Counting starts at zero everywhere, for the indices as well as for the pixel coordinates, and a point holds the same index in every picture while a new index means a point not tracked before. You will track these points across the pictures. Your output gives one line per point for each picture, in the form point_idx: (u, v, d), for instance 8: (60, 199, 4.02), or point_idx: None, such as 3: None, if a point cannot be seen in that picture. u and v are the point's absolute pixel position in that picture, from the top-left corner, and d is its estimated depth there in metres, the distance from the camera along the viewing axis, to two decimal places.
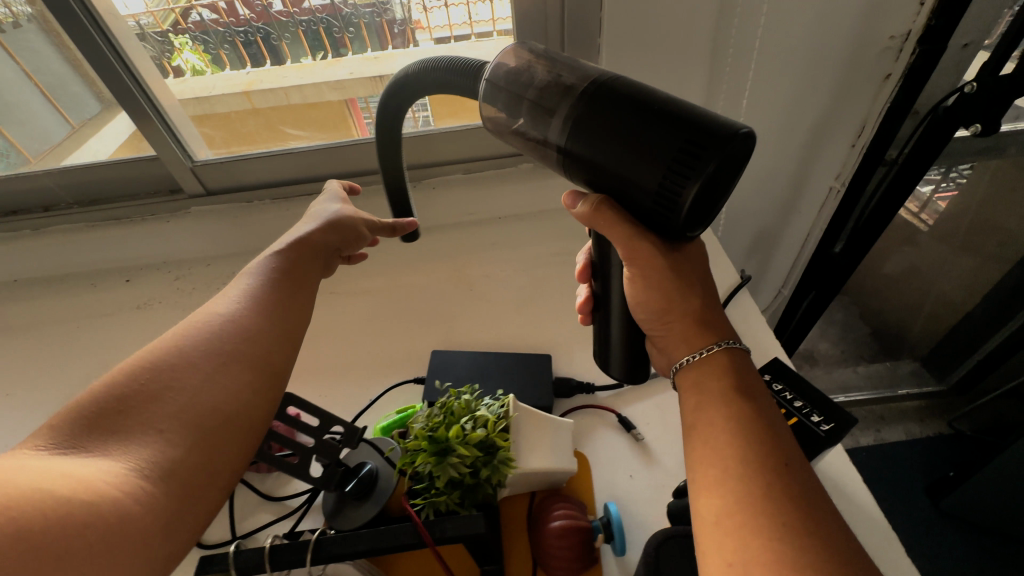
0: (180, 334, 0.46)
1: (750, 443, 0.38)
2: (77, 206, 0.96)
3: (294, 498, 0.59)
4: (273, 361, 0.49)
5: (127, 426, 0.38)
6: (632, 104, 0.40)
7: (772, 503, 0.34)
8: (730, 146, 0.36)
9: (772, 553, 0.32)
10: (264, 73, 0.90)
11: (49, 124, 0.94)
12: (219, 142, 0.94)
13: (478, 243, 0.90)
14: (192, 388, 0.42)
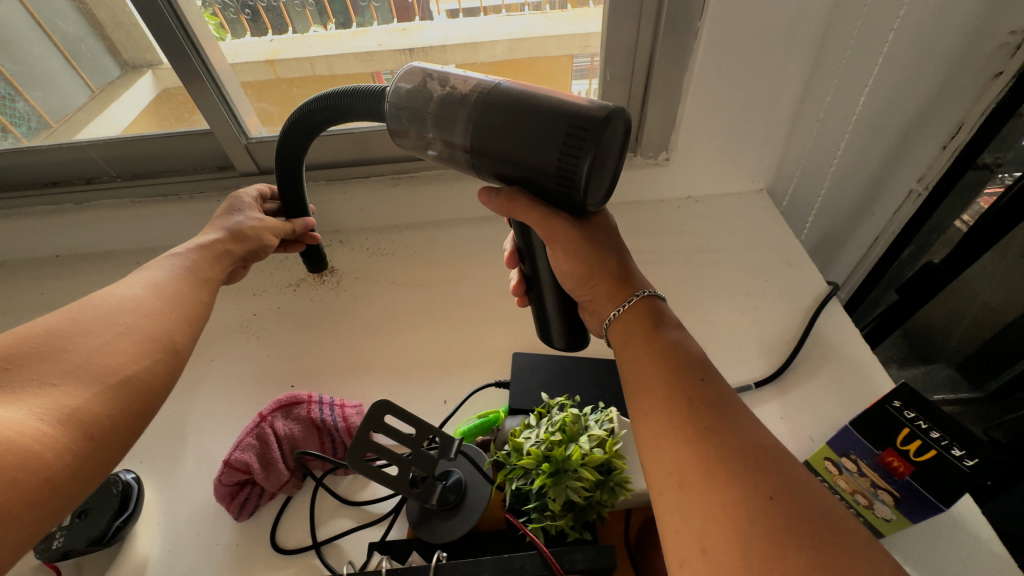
0: (76, 307, 0.43)
1: (681, 381, 0.42)
2: (119, 180, 0.91)
3: (375, 503, 0.57)
4: (183, 334, 0.48)
5: (12, 388, 0.36)
6: (517, 102, 0.44)
7: (707, 428, 0.38)
8: (607, 122, 0.41)
9: (714, 472, 0.36)
10: (287, 42, 0.86)
11: (68, 88, 0.90)
12: (276, 120, 0.88)
13: None
14: (89, 351, 0.41)
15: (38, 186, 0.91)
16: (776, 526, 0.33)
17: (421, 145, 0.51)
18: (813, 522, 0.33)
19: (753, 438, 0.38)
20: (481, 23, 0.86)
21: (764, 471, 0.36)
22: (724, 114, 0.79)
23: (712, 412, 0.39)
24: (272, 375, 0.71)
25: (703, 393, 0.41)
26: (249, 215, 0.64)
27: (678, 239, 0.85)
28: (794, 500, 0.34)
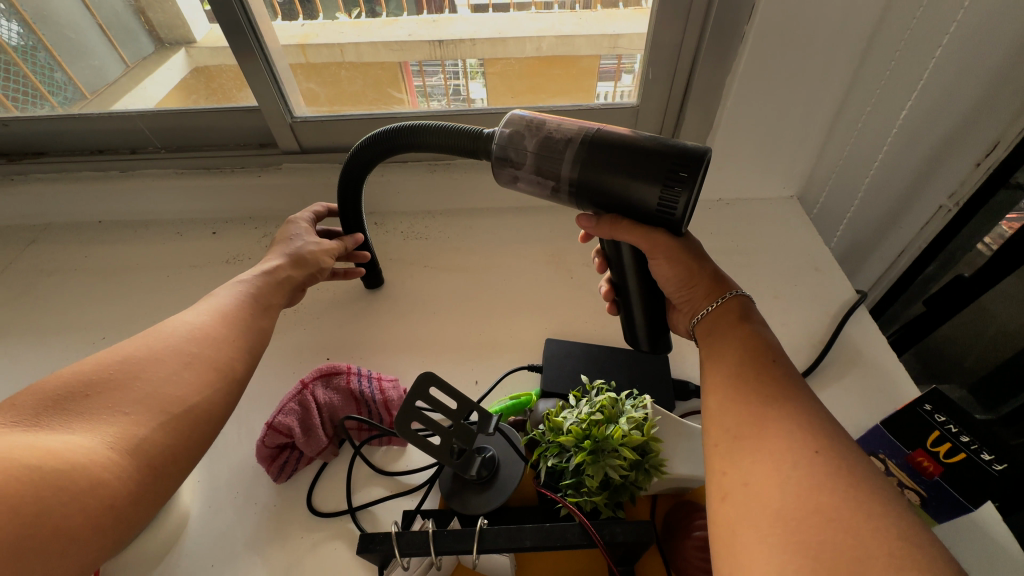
0: (148, 336, 0.44)
1: (754, 357, 0.44)
2: (164, 151, 0.93)
3: (409, 475, 0.59)
4: (240, 360, 0.48)
5: (84, 418, 0.37)
6: (612, 144, 0.47)
7: (771, 394, 0.41)
8: (705, 156, 0.44)
9: (770, 427, 0.38)
10: (320, 27, 0.85)
11: (103, 62, 0.92)
12: (322, 101, 0.91)
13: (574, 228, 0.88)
14: (157, 380, 0.41)
15: (86, 153, 0.94)
16: (822, 468, 0.34)
17: (522, 180, 0.52)
18: (859, 474, 0.34)
19: (811, 407, 0.39)
20: (510, 18, 0.86)
21: (817, 430, 0.37)
22: (763, 121, 0.80)
23: (779, 383, 0.42)
24: (310, 347, 0.74)
25: (775, 368, 0.43)
26: (306, 240, 0.66)
27: (709, 240, 0.86)
28: (840, 455, 0.35)
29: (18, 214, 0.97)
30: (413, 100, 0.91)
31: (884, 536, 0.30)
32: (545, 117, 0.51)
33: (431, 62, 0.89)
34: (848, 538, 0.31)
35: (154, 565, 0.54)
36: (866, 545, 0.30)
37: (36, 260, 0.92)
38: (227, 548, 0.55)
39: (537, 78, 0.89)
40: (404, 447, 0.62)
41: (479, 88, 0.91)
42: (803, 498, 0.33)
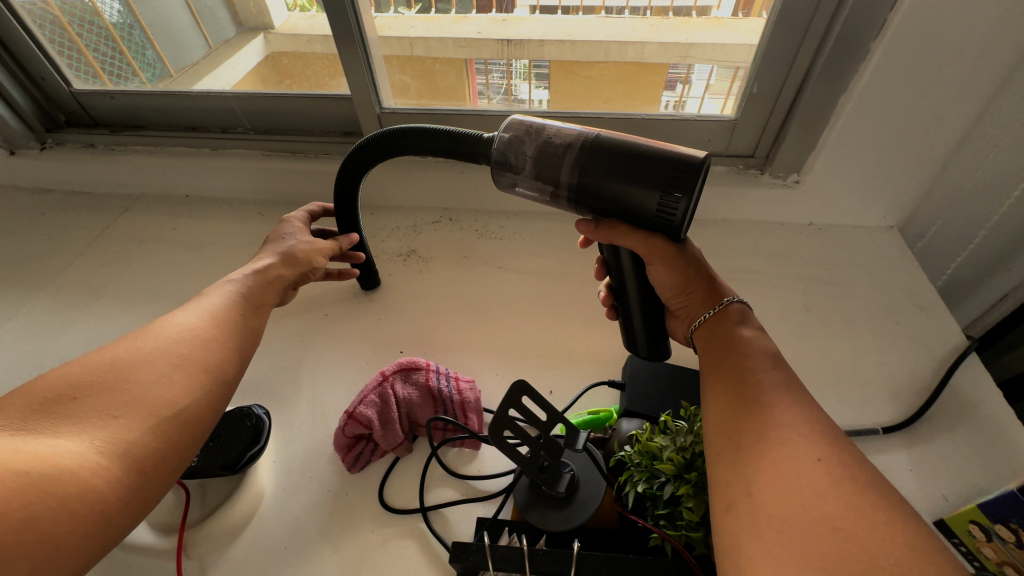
0: (138, 336, 0.42)
1: (752, 363, 0.42)
2: (252, 132, 0.96)
3: (481, 481, 0.58)
4: (232, 360, 0.46)
5: (69, 420, 0.35)
6: (609, 149, 0.44)
7: (769, 402, 0.38)
8: (704, 163, 0.41)
9: (774, 435, 0.36)
10: (391, 21, 0.85)
11: (187, 43, 0.96)
12: (412, 94, 0.91)
13: None
14: (147, 382, 0.39)
15: (180, 130, 0.98)
16: (826, 478, 0.32)
17: (519, 187, 0.50)
18: (871, 489, 0.32)
19: (814, 414, 0.37)
20: (580, 22, 0.84)
21: (824, 441, 0.35)
22: (872, 145, 0.75)
23: (779, 390, 0.39)
24: (385, 338, 0.74)
25: (776, 375, 0.40)
26: (299, 238, 0.63)
27: (799, 266, 0.81)
28: (850, 467, 0.33)
29: (114, 182, 1.01)
30: (473, 100, 0.90)
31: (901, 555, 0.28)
32: (540, 122, 0.49)
33: (497, 61, 0.89)
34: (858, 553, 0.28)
35: (229, 541, 0.54)
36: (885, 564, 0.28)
37: (127, 228, 0.96)
38: (299, 533, 0.55)
39: (636, 84, 0.86)
40: (476, 451, 0.61)
41: (534, 90, 0.90)
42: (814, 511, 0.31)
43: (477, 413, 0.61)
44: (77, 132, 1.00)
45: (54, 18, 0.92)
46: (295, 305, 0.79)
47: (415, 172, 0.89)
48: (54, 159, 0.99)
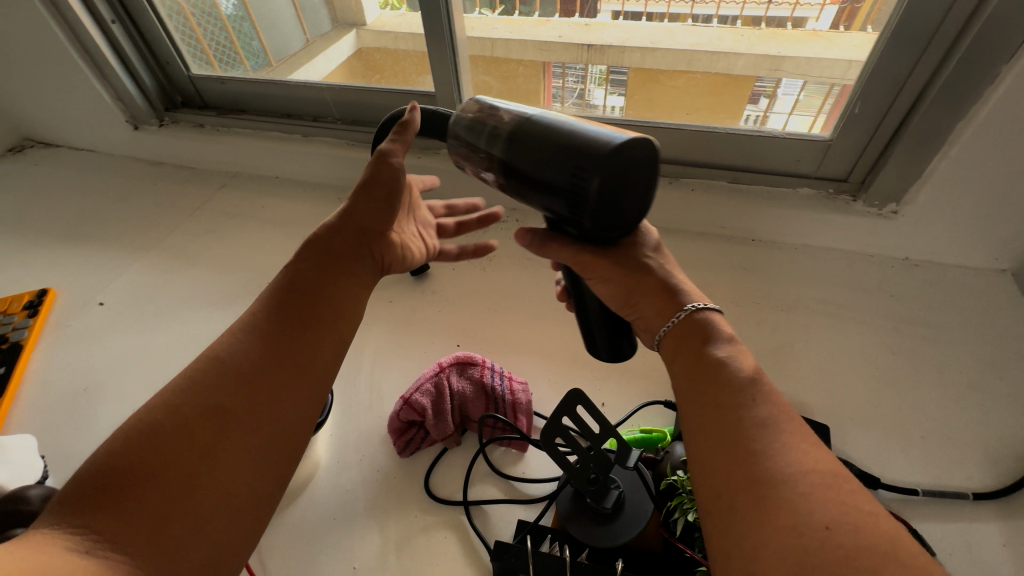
0: (190, 389, 0.40)
1: (730, 393, 0.38)
2: (340, 122, 1.02)
3: (524, 483, 0.58)
4: (295, 402, 0.42)
5: (131, 508, 0.34)
6: (530, 129, 0.41)
7: (754, 447, 0.35)
8: (618, 147, 0.36)
9: (767, 495, 0.33)
10: (476, 22, 0.87)
11: (288, 33, 1.04)
12: (493, 93, 0.92)
13: (726, 264, 0.82)
14: (202, 456, 0.37)
15: (277, 116, 1.06)
16: (836, 555, 0.29)
17: (472, 170, 0.50)
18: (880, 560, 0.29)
19: (814, 462, 0.34)
20: (666, 29, 0.82)
21: (820, 494, 0.32)
22: (990, 179, 0.67)
23: (763, 429, 0.36)
24: (444, 330, 0.76)
25: (756, 411, 0.37)
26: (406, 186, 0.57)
27: (889, 302, 0.75)
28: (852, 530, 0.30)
29: (215, 160, 1.10)
30: (548, 100, 0.91)
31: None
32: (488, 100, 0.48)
33: (575, 65, 0.89)
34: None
35: (284, 505, 0.58)
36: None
37: (222, 203, 1.04)
38: (348, 507, 0.57)
39: (723, 98, 0.82)
40: (521, 453, 0.61)
41: (604, 95, 0.89)
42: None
43: (527, 416, 0.61)
44: (190, 112, 1.10)
45: (180, 10, 1.02)
46: None
47: None
48: (169, 135, 1.09)
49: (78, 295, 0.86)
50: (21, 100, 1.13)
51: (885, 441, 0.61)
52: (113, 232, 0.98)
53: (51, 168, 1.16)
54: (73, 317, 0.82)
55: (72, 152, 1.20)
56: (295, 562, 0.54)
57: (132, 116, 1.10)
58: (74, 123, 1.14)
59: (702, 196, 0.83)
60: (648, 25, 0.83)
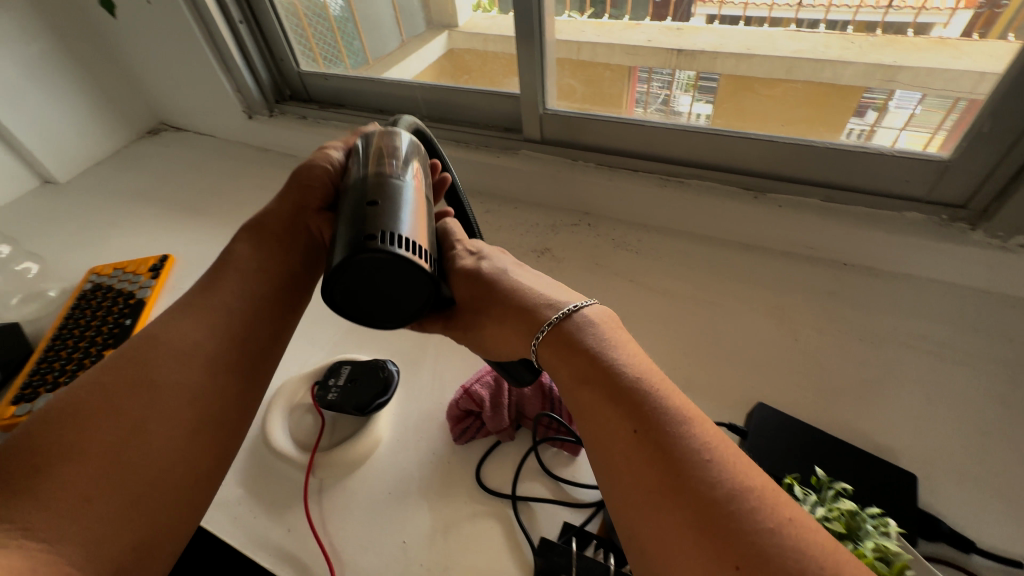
0: (99, 370, 0.44)
1: (608, 404, 0.38)
2: (427, 120, 1.07)
3: (574, 487, 0.58)
4: (206, 365, 0.47)
5: (51, 471, 0.37)
6: (352, 211, 0.44)
7: (634, 461, 0.35)
8: (358, 252, 0.40)
9: (658, 520, 0.33)
10: (562, 24, 0.86)
11: (386, 33, 1.14)
12: (577, 97, 0.91)
13: (809, 287, 0.76)
14: (114, 418, 0.41)
15: (371, 112, 1.13)
16: None
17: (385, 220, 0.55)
18: (776, 569, 0.29)
19: (706, 479, 0.33)
20: (765, 35, 0.78)
21: (710, 496, 0.32)
22: None
23: (635, 435, 0.36)
24: None
25: (649, 434, 0.35)
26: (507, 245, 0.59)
27: (1005, 348, 0.66)
28: (747, 534, 0.30)
29: (312, 149, 1.19)
30: (630, 107, 0.88)
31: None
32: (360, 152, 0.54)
33: (662, 70, 0.87)
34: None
35: (346, 472, 0.62)
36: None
37: None
38: (402, 484, 0.61)
39: (824, 112, 0.77)
40: (572, 457, 0.61)
41: (690, 101, 0.86)
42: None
43: None
44: (296, 104, 1.20)
45: (295, 11, 1.12)
46: None
47: (563, 175, 0.91)
48: (276, 125, 1.20)
49: (191, 264, 0.97)
50: (161, 89, 1.29)
51: (984, 500, 0.54)
52: (222, 209, 1.09)
53: (178, 150, 1.31)
54: (186, 282, 0.93)
55: (196, 137, 1.35)
56: (351, 526, 0.58)
57: (247, 106, 1.22)
58: (201, 111, 1.29)
59: (789, 213, 0.78)
60: (745, 31, 0.80)
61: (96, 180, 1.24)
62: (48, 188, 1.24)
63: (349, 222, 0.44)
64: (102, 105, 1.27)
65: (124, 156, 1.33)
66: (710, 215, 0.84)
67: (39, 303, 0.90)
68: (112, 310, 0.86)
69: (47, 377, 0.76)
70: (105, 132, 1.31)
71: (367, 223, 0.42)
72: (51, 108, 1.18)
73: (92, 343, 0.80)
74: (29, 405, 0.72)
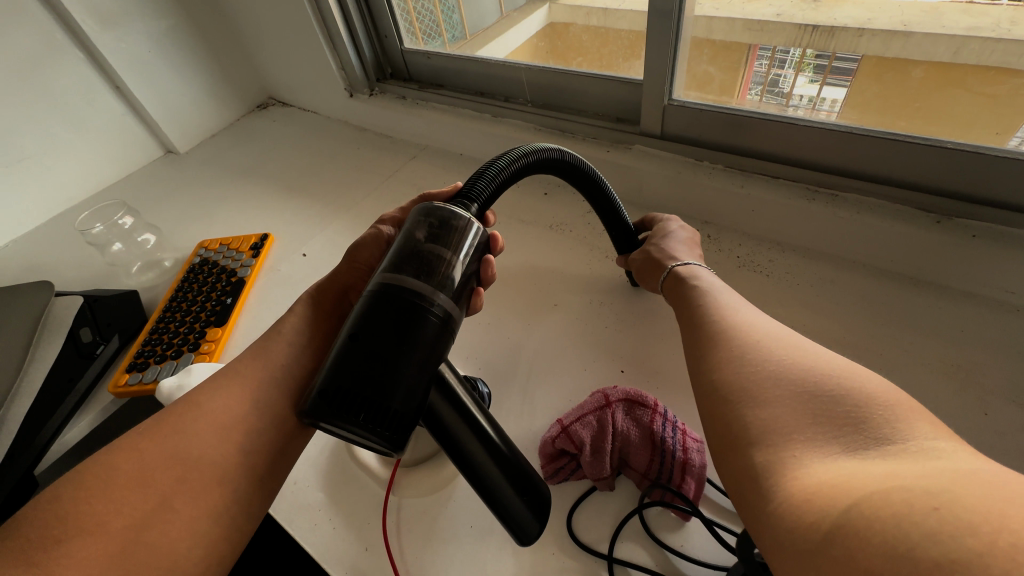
0: (138, 437, 0.49)
1: (707, 319, 0.47)
2: (530, 105, 0.98)
3: (683, 561, 0.49)
4: (230, 437, 0.51)
5: (79, 533, 0.41)
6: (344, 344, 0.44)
7: (722, 345, 0.42)
8: (316, 414, 0.41)
9: (740, 375, 0.38)
10: None
11: (485, 7, 1.05)
12: (713, 87, 0.78)
13: (1007, 343, 0.60)
14: (140, 487, 0.45)
15: (471, 94, 1.07)
16: (846, 472, 0.29)
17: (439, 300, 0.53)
18: (895, 451, 0.30)
19: (824, 395, 0.34)
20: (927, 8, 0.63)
21: (794, 363, 0.37)
22: None
23: (728, 334, 0.43)
24: (608, 351, 0.69)
25: (759, 371, 0.38)
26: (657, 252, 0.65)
27: None
28: (828, 387, 0.34)
29: (409, 131, 1.16)
30: (743, 92, 0.76)
31: (882, 475, 0.28)
32: (399, 242, 0.51)
33: (785, 49, 0.73)
34: (841, 483, 0.28)
35: (429, 493, 0.58)
36: (863, 486, 0.27)
37: (409, 174, 1.08)
38: (485, 519, 0.55)
39: (992, 112, 0.62)
40: (682, 523, 0.52)
41: (807, 84, 0.72)
42: (797, 449, 0.32)
43: (696, 481, 0.52)
44: (397, 84, 1.17)
45: None
46: (531, 288, 0.80)
47: (685, 177, 0.79)
48: (375, 104, 1.18)
49: (288, 244, 0.98)
50: (271, 64, 1.32)
51: None
52: (321, 190, 1.09)
53: (284, 125, 1.34)
54: (283, 263, 0.94)
55: (301, 113, 1.37)
56: (430, 558, 0.54)
57: (350, 84, 1.21)
58: (306, 87, 1.30)
59: (988, 247, 0.61)
60: (901, 1, 0.65)
61: (210, 152, 1.30)
62: (170, 157, 1.31)
63: (337, 354, 0.43)
64: (219, 78, 1.32)
65: (236, 129, 1.38)
66: (867, 241, 0.69)
67: (156, 271, 0.95)
68: (215, 287, 0.89)
69: (157, 349, 0.79)
70: (221, 104, 1.36)
71: (347, 370, 0.42)
72: (175, 80, 1.23)
73: (197, 319, 0.83)
74: (140, 375, 0.76)
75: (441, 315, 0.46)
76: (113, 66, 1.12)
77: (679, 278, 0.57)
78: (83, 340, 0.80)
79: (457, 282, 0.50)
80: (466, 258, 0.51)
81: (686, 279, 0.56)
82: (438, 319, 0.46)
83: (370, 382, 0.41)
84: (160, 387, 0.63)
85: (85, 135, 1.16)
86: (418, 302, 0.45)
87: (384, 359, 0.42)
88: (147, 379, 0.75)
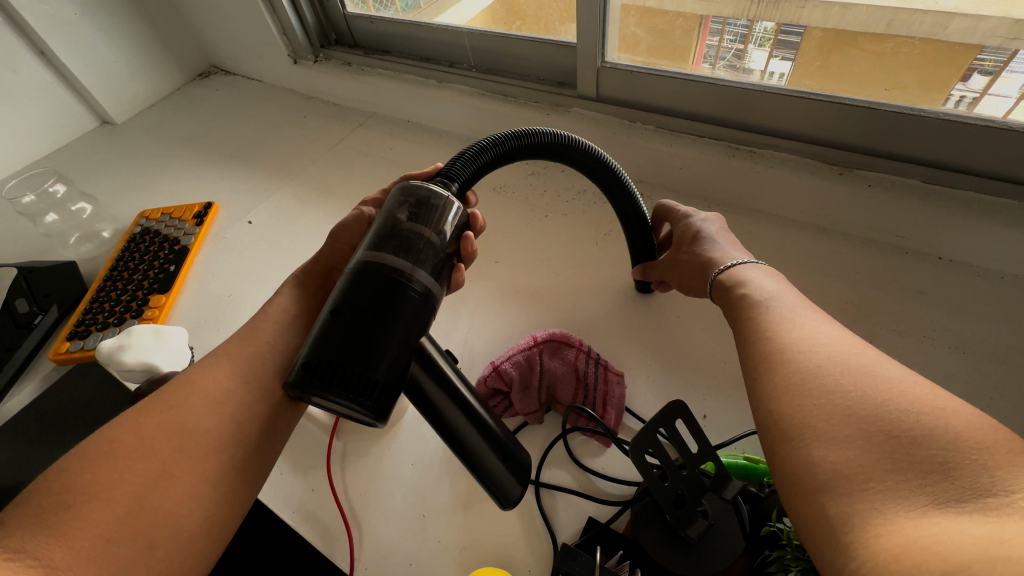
0: (140, 411, 0.45)
1: (757, 332, 0.40)
2: (473, 70, 1.00)
3: (599, 479, 0.54)
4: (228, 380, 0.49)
5: (83, 506, 0.38)
6: (326, 319, 0.42)
7: (779, 365, 0.36)
8: (298, 385, 0.40)
9: (800, 410, 0.33)
10: None
11: None
12: (642, 49, 0.81)
13: (892, 280, 0.67)
14: (140, 439, 0.43)
15: (416, 59, 1.07)
16: (920, 533, 0.25)
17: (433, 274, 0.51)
18: (993, 503, 0.25)
19: (901, 427, 0.29)
20: None
21: (870, 397, 0.31)
22: None
23: (783, 353, 0.37)
24: (544, 302, 0.74)
25: (808, 395, 0.33)
26: (693, 255, 0.56)
27: None
28: (905, 424, 0.29)
29: (357, 98, 1.15)
30: (697, 63, 0.77)
31: (987, 538, 0.23)
32: (385, 218, 0.48)
33: (738, 20, 0.73)
34: (933, 546, 0.24)
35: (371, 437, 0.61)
36: (959, 552, 0.23)
37: (357, 141, 1.09)
38: (424, 455, 0.59)
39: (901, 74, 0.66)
40: (602, 448, 0.57)
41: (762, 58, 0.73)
42: (876, 501, 0.27)
43: (616, 411, 0.57)
44: (341, 50, 1.15)
45: None
46: None
47: (619, 137, 0.83)
48: (320, 71, 1.16)
49: (235, 212, 0.97)
50: (210, 29, 1.27)
51: None
52: (268, 158, 1.08)
53: (227, 94, 1.30)
54: (228, 230, 0.93)
55: (243, 81, 1.33)
56: (371, 492, 0.57)
57: (294, 51, 1.18)
58: (248, 54, 1.26)
59: (883, 195, 0.67)
60: None
61: (149, 122, 1.26)
62: (106, 128, 1.26)
63: (319, 327, 0.42)
64: (155, 45, 1.27)
65: (175, 99, 1.33)
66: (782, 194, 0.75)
67: (95, 242, 0.93)
68: (157, 255, 0.88)
69: (99, 317, 0.79)
70: (159, 73, 1.31)
71: (326, 345, 0.40)
72: (107, 45, 1.18)
73: (139, 287, 0.83)
74: (81, 342, 0.76)
75: (421, 291, 0.45)
76: (35, 29, 1.06)
77: (724, 279, 0.49)
78: (19, 310, 0.79)
79: (435, 260, 0.47)
80: (449, 237, 0.50)
81: (731, 279, 0.48)
82: (418, 296, 0.44)
83: (350, 354, 0.40)
84: (100, 348, 0.64)
85: (10, 104, 1.11)
86: (396, 278, 0.43)
87: (369, 333, 0.41)
88: (89, 346, 0.75)
